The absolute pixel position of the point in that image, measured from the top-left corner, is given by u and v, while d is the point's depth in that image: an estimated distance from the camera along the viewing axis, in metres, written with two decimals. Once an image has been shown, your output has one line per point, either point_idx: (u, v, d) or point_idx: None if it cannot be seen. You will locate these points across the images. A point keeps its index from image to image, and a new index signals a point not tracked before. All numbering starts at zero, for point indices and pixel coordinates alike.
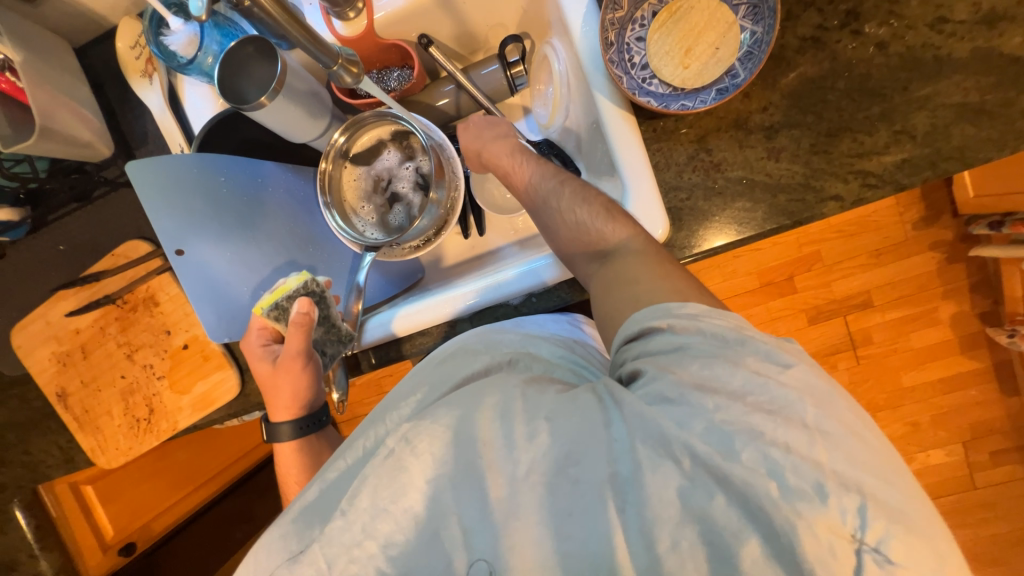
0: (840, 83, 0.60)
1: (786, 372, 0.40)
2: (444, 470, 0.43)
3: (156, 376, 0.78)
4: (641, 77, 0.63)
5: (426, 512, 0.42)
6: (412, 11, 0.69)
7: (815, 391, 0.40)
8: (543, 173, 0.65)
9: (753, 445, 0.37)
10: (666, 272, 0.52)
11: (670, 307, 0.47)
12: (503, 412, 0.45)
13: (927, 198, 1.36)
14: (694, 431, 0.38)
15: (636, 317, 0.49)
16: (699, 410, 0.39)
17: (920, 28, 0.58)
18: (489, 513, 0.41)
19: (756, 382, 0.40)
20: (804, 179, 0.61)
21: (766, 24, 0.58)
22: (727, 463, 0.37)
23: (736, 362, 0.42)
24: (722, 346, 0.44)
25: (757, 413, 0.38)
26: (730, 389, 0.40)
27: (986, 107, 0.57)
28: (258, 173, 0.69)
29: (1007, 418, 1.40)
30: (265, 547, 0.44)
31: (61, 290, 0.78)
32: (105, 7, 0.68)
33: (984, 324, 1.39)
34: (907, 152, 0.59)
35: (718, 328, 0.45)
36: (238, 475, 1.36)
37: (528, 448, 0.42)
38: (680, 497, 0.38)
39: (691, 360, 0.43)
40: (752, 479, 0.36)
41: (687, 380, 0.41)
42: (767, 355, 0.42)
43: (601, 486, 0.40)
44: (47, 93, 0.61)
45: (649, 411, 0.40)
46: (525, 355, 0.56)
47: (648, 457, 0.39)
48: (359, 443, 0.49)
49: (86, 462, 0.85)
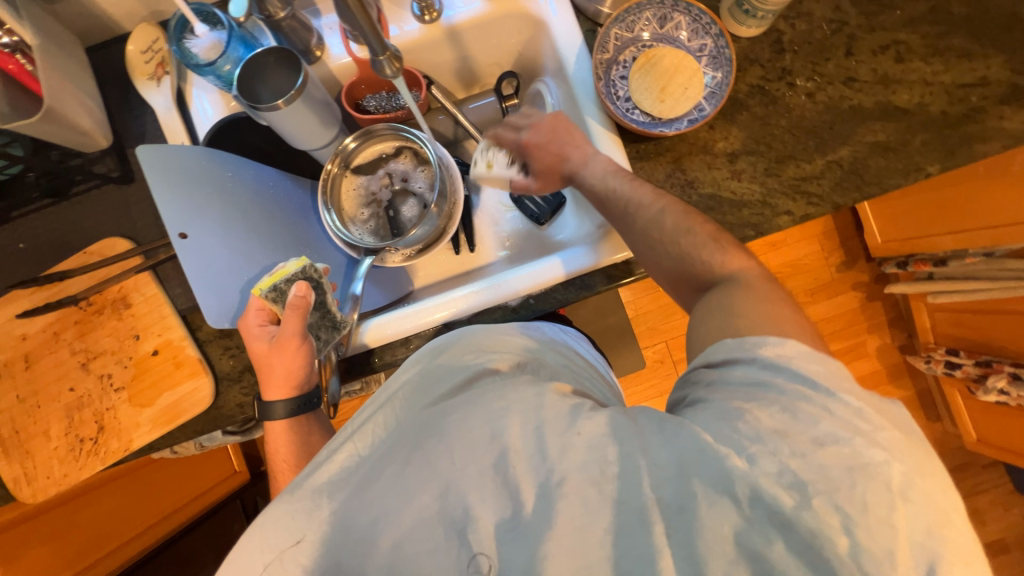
0: (782, 121, 0.73)
1: (877, 431, 0.40)
2: (473, 474, 0.43)
3: (114, 387, 0.71)
4: (624, 107, 0.74)
5: (456, 517, 0.41)
6: (423, 42, 0.77)
7: (909, 455, 0.39)
8: (638, 198, 0.64)
9: (825, 495, 0.38)
10: (728, 296, 0.55)
11: (757, 343, 0.48)
12: (535, 424, 0.44)
13: (845, 245, 1.57)
14: (766, 472, 0.39)
15: (723, 344, 0.50)
16: (772, 450, 0.40)
17: (836, 84, 0.73)
18: (521, 525, 0.41)
19: (840, 434, 0.40)
20: (762, 198, 0.72)
21: (725, 70, 0.72)
22: (796, 508, 0.38)
23: (819, 413, 0.41)
24: (802, 390, 0.43)
25: (835, 466, 0.38)
26: (812, 437, 0.40)
27: (891, 145, 0.71)
28: (258, 176, 0.71)
29: (934, 442, 1.55)
30: (272, 521, 0.44)
31: (12, 290, 0.71)
32: (123, 13, 0.71)
33: (903, 355, 1.57)
34: (837, 177, 0.72)
35: (811, 371, 0.44)
36: (162, 537, 1.16)
37: (564, 459, 0.42)
38: (734, 534, 0.39)
39: (770, 400, 0.43)
40: (819, 526, 0.37)
41: (767, 424, 0.41)
42: (857, 409, 0.41)
43: (646, 508, 0.41)
44: (58, 81, 0.63)
45: (718, 448, 0.41)
46: (535, 361, 0.58)
47: (705, 491, 0.40)
48: (368, 428, 0.49)
49: (2, 499, 0.72)
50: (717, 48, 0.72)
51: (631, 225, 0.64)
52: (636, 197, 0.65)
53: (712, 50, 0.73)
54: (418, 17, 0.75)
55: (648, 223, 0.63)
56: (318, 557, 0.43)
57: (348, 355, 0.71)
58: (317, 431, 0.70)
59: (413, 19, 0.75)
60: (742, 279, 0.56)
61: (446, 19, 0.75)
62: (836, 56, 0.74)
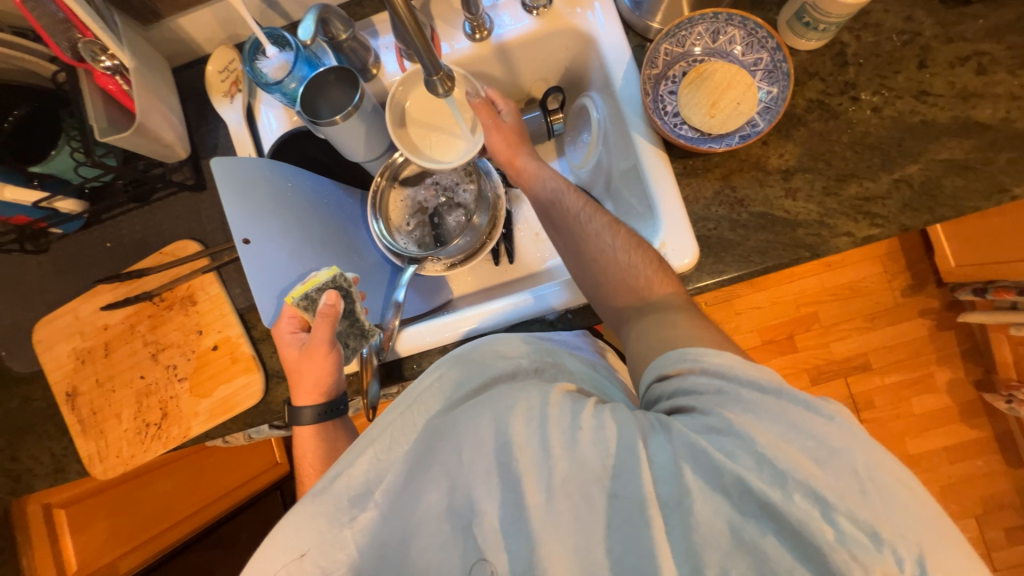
0: (844, 137, 0.69)
1: (838, 420, 0.39)
2: (482, 472, 0.43)
3: (178, 377, 0.77)
4: (672, 123, 0.72)
5: (462, 510, 0.43)
6: (473, 59, 0.79)
7: (866, 441, 0.38)
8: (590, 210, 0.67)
9: (804, 483, 0.36)
10: (680, 316, 0.56)
11: (703, 353, 0.48)
12: (538, 418, 0.44)
13: (912, 268, 1.44)
14: (747, 467, 0.38)
15: (667, 356, 0.50)
16: (748, 443, 0.39)
17: (907, 98, 0.68)
18: (525, 520, 0.40)
19: (802, 427, 0.39)
20: (819, 217, 0.68)
21: (781, 85, 0.69)
22: (783, 501, 0.36)
23: (784, 407, 0.41)
24: (759, 393, 0.43)
25: (802, 458, 0.37)
26: (775, 432, 0.39)
27: (970, 164, 0.66)
28: (309, 186, 0.76)
29: (1016, 492, 1.38)
30: (296, 522, 0.45)
31: (98, 284, 0.79)
32: (205, 37, 0.78)
33: (980, 392, 1.42)
34: (906, 198, 0.67)
35: (758, 375, 0.44)
36: (213, 518, 1.23)
37: (567, 458, 0.42)
38: (728, 528, 0.37)
39: (732, 402, 0.43)
40: (806, 519, 0.35)
41: (735, 418, 0.41)
42: (808, 403, 0.40)
43: (644, 504, 0.39)
44: (148, 99, 0.70)
45: (698, 441, 0.40)
46: (553, 367, 0.57)
47: (698, 485, 0.39)
48: (386, 435, 0.48)
49: (77, 473, 0.80)
50: (773, 62, 0.70)
51: (582, 228, 0.66)
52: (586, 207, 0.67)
53: (768, 64, 0.71)
54: (470, 36, 0.77)
55: (598, 229, 0.65)
56: (342, 561, 0.44)
57: (390, 356, 0.73)
58: (344, 435, 0.72)
59: (464, 38, 0.78)
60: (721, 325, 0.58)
61: (496, 37, 0.77)
62: (907, 68, 0.69)
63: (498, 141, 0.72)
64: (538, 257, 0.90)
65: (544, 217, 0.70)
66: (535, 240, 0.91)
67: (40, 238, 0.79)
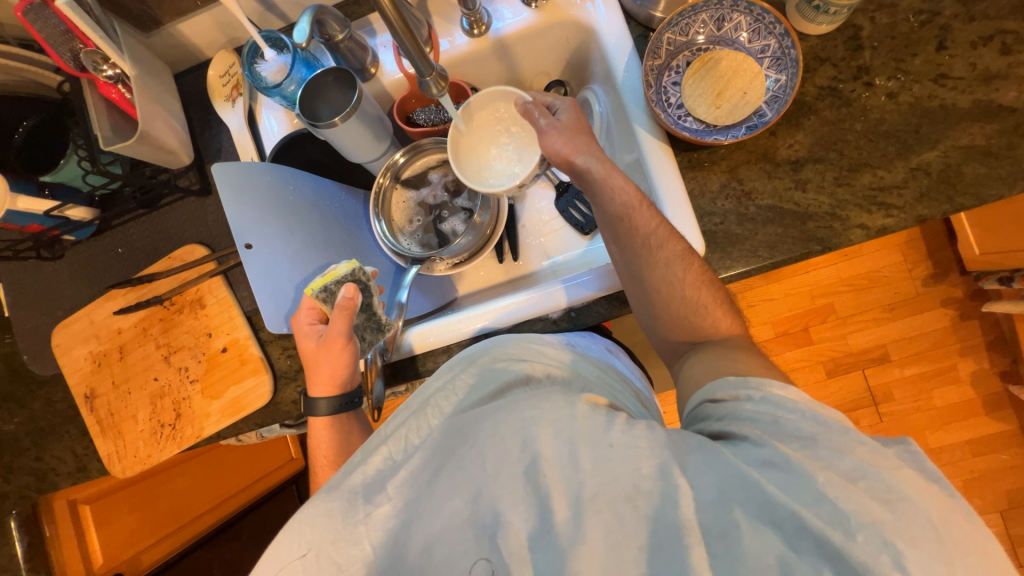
0: (857, 125, 0.66)
1: (907, 467, 0.37)
2: (507, 483, 0.42)
3: (190, 379, 0.78)
4: (676, 115, 0.71)
5: (487, 521, 0.41)
6: (472, 55, 0.78)
7: (938, 491, 0.36)
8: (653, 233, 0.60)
9: (869, 528, 0.34)
10: (733, 353, 0.55)
11: (765, 383, 0.47)
12: (565, 432, 0.43)
13: (933, 255, 1.39)
14: (805, 502, 0.36)
15: (726, 381, 0.49)
16: (808, 479, 0.37)
17: (924, 82, 0.65)
18: (553, 537, 0.40)
19: (868, 468, 0.37)
20: (830, 209, 0.65)
21: (789, 73, 0.66)
22: (845, 543, 0.34)
23: (846, 443, 0.39)
24: (821, 427, 0.41)
25: (869, 500, 0.35)
26: (838, 470, 0.37)
27: (993, 150, 0.62)
28: (313, 189, 0.76)
29: None
30: (309, 517, 0.45)
31: (110, 290, 0.81)
32: (204, 41, 0.79)
33: (1005, 384, 1.37)
34: (923, 186, 0.64)
35: (824, 411, 0.42)
36: (228, 515, 1.27)
37: (597, 473, 0.41)
38: (780, 564, 0.35)
39: (791, 436, 0.41)
40: (872, 564, 0.34)
41: (791, 452, 0.39)
42: (874, 445, 0.39)
43: (683, 530, 0.38)
44: (150, 107, 0.71)
45: (750, 474, 0.39)
46: (569, 374, 0.57)
47: (747, 518, 0.37)
48: (402, 434, 0.50)
49: (98, 472, 0.82)
50: (781, 49, 0.67)
51: (652, 254, 0.60)
52: (636, 220, 0.60)
53: (776, 51, 0.68)
54: (467, 31, 0.76)
55: (648, 236, 0.60)
56: (355, 557, 0.44)
57: (394, 360, 0.74)
58: (357, 429, 0.73)
59: (462, 33, 0.77)
60: (731, 342, 0.58)
61: (494, 32, 0.76)
62: (925, 51, 0.66)
63: (553, 141, 0.65)
64: (544, 254, 0.89)
65: (607, 230, 0.64)
66: (536, 236, 0.90)
67: (55, 244, 0.82)
